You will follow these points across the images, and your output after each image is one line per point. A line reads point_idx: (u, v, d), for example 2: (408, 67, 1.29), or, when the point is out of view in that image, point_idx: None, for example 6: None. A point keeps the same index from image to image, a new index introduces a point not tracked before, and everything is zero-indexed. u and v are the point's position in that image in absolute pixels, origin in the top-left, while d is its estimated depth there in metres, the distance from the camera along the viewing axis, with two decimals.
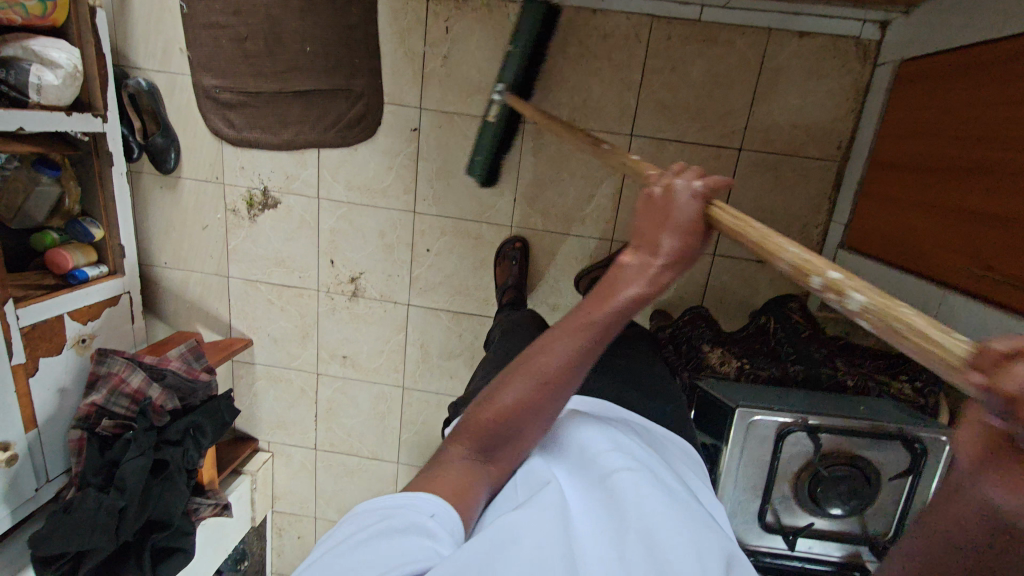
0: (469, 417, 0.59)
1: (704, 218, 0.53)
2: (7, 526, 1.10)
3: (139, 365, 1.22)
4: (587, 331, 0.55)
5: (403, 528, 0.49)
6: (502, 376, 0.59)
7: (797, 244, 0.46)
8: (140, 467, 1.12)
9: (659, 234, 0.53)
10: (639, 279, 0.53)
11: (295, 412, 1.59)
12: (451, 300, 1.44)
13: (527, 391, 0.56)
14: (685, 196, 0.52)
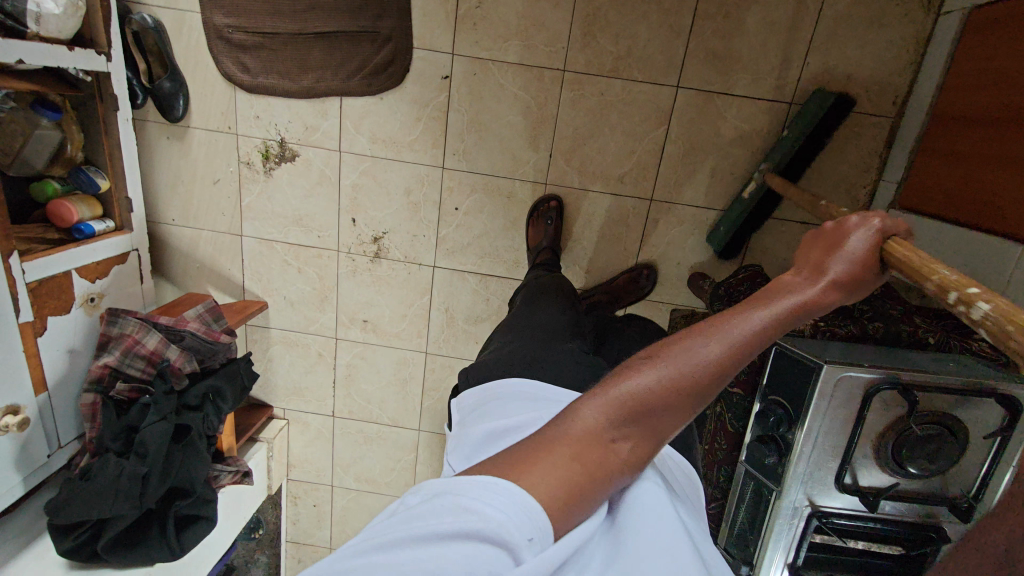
0: (602, 398, 0.53)
1: (879, 255, 0.57)
2: (19, 493, 1.03)
3: (154, 327, 1.14)
4: (748, 327, 0.54)
5: (494, 546, 0.43)
6: (640, 363, 0.55)
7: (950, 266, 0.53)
8: (163, 431, 1.05)
9: (833, 255, 0.57)
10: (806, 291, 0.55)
11: (312, 378, 1.54)
12: (479, 261, 1.38)
13: (675, 376, 0.53)
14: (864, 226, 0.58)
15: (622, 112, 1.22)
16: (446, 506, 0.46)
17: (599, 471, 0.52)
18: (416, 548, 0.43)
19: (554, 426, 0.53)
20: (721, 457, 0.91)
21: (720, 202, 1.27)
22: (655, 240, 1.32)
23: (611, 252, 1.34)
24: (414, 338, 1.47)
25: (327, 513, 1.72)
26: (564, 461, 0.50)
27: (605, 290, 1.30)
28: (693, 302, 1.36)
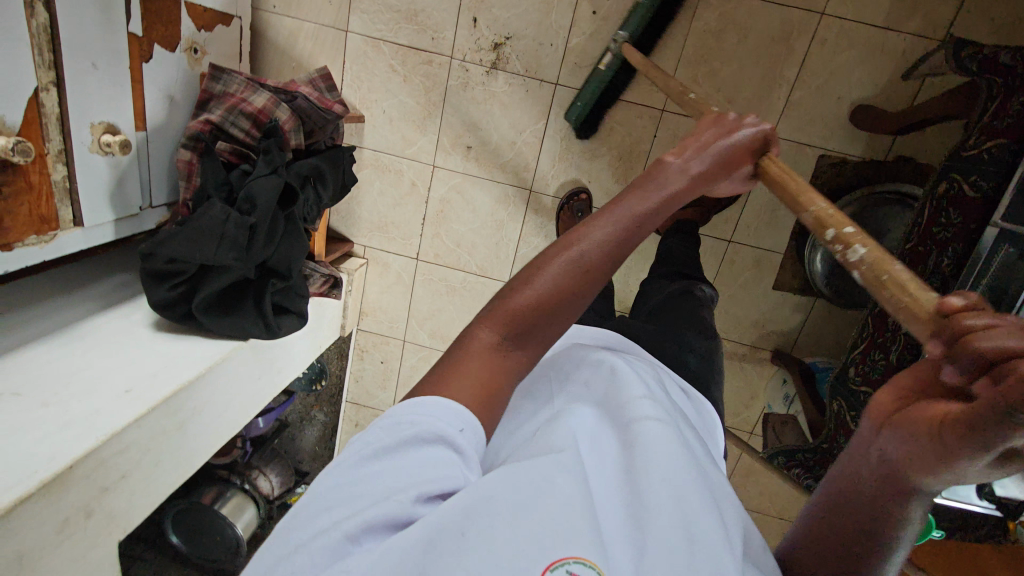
0: (495, 306, 0.50)
1: (757, 151, 0.58)
2: (110, 237, 0.92)
3: (261, 87, 1.01)
4: (634, 216, 0.52)
5: (437, 444, 0.43)
6: (529, 266, 0.52)
7: (826, 201, 0.50)
8: (273, 187, 0.92)
9: (704, 149, 0.55)
10: (678, 176, 0.54)
11: (401, 211, 1.41)
12: (609, 81, 1.23)
13: (561, 279, 0.50)
14: (748, 125, 0.57)
15: None
16: (386, 421, 0.45)
17: (502, 383, 0.48)
18: (361, 467, 0.43)
19: (452, 352, 0.50)
20: (942, 237, 0.77)
21: (903, 22, 1.11)
22: (817, 67, 1.16)
23: (761, 82, 1.19)
24: (520, 171, 1.33)
25: (394, 372, 1.61)
26: (468, 377, 0.47)
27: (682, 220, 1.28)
28: (846, 148, 1.21)
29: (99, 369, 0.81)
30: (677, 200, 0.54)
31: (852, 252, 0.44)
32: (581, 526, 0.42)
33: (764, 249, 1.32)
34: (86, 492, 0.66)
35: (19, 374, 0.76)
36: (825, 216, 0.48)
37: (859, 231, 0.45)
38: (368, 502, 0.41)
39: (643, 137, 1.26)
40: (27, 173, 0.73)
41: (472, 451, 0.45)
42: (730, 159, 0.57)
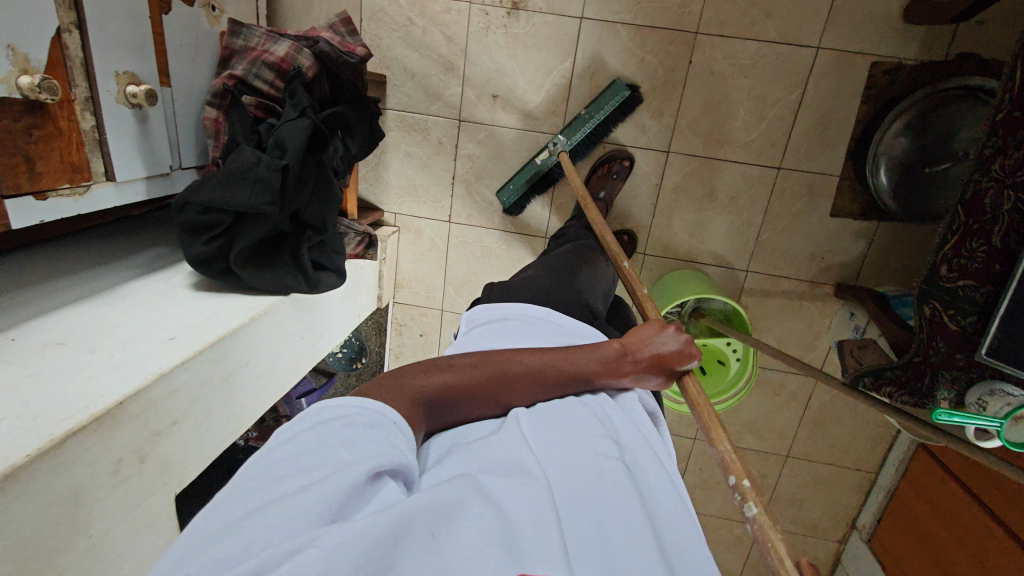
0: (425, 376, 0.61)
1: (680, 358, 0.74)
2: (143, 199, 0.90)
3: (282, 37, 0.98)
4: (565, 367, 0.67)
5: (374, 426, 0.50)
6: (467, 360, 0.64)
7: (731, 443, 0.68)
8: (302, 131, 0.89)
9: (639, 353, 0.72)
10: (607, 361, 0.70)
11: (429, 173, 1.37)
12: (636, 8, 1.17)
13: (481, 385, 0.62)
14: (682, 339, 0.74)
15: None
16: (320, 413, 0.50)
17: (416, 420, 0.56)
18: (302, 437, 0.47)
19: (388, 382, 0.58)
20: None
21: None
22: None
23: None
24: (550, 117, 1.27)
25: (435, 345, 1.56)
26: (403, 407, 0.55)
27: (705, 170, 1.26)
28: (899, 52, 1.13)
29: (143, 321, 0.78)
30: (588, 377, 0.68)
31: (749, 504, 0.61)
32: (548, 539, 0.42)
33: (818, 173, 1.23)
34: (138, 433, 0.63)
35: (64, 328, 0.73)
36: (728, 461, 0.66)
37: (750, 484, 0.63)
38: (321, 473, 0.43)
39: (678, 63, 1.19)
40: (55, 117, 0.71)
41: (405, 440, 0.51)
42: (654, 362, 0.73)
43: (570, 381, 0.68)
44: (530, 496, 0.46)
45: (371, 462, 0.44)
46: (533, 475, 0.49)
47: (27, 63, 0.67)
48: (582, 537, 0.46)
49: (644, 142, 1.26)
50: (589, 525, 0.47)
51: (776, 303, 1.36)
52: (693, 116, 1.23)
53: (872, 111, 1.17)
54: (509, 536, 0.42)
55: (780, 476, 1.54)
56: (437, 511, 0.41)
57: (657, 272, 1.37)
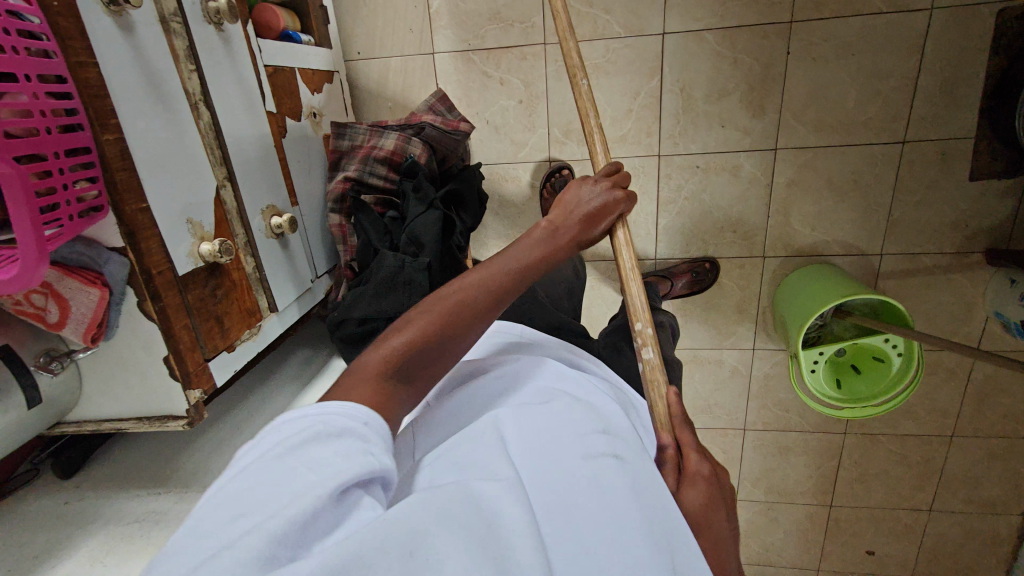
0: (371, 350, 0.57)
1: (605, 210, 0.74)
2: (296, 317, 0.93)
3: (386, 129, 0.99)
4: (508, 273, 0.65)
5: (344, 436, 0.46)
6: (407, 316, 0.60)
7: (641, 290, 0.72)
8: (431, 222, 0.90)
9: (570, 218, 0.72)
10: (543, 239, 0.70)
11: (525, 218, 1.34)
12: (722, 9, 1.10)
13: (431, 327, 0.58)
14: (594, 187, 0.74)
15: None
16: (286, 429, 0.46)
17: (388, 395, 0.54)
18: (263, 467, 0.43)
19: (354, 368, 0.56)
20: None
21: None
22: None
23: None
24: (643, 139, 1.23)
25: None
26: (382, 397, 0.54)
27: (818, 159, 1.19)
28: None
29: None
30: (535, 266, 0.68)
31: (647, 350, 0.70)
32: (530, 548, 0.42)
33: (949, 138, 1.13)
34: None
35: None
36: (636, 308, 0.72)
37: (646, 331, 0.71)
38: (277, 504, 0.40)
39: (774, 56, 1.12)
40: (230, 272, 0.74)
41: (379, 441, 0.48)
42: (590, 220, 0.73)
43: (519, 284, 0.66)
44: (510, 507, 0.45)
45: (336, 480, 0.42)
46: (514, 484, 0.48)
47: (202, 229, 0.69)
48: (564, 534, 0.46)
49: (748, 143, 1.20)
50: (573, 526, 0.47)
51: (918, 281, 1.26)
52: (799, 106, 1.15)
53: (1006, 61, 1.06)
54: (485, 542, 0.41)
55: (947, 457, 1.44)
56: (411, 528, 0.40)
57: (781, 272, 1.31)
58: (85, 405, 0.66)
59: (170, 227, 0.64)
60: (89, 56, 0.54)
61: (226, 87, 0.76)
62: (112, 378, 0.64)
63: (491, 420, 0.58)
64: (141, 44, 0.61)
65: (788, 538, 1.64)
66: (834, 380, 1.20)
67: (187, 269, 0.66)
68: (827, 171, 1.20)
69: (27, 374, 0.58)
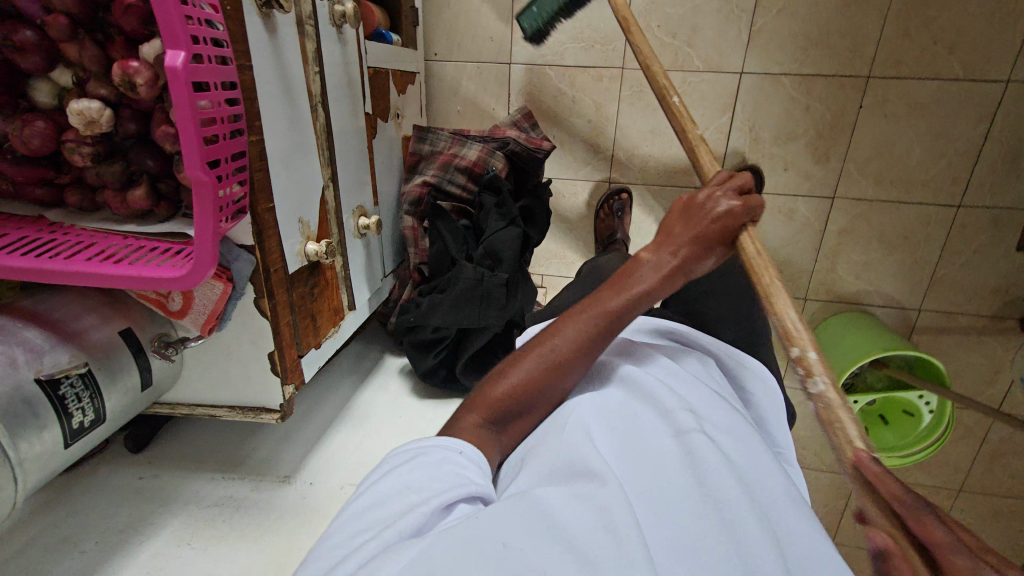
0: (476, 397, 0.58)
1: (730, 232, 0.63)
2: (365, 315, 0.94)
3: (468, 139, 1.01)
4: (609, 312, 0.60)
5: (443, 462, 0.49)
6: (512, 358, 0.60)
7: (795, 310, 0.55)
8: (511, 237, 0.92)
9: (680, 241, 0.63)
10: (655, 271, 0.62)
11: (578, 233, 1.36)
12: (802, 57, 1.13)
13: (537, 372, 0.57)
14: (722, 202, 0.63)
15: None
16: (392, 460, 0.50)
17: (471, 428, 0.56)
18: (376, 491, 0.46)
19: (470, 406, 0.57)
20: None
21: None
22: None
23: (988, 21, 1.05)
24: None
25: None
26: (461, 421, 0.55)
27: (873, 213, 1.22)
28: None
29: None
30: (639, 302, 0.61)
31: (814, 380, 0.51)
32: (624, 547, 0.39)
33: (1002, 207, 1.17)
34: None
35: (345, 468, 0.79)
36: (788, 330, 0.54)
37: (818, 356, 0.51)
38: (390, 518, 0.43)
39: (846, 109, 1.15)
40: (326, 272, 0.76)
41: (477, 467, 0.50)
42: (709, 237, 0.63)
43: (625, 320, 0.61)
44: (598, 504, 0.43)
45: (438, 497, 0.44)
46: (603, 478, 0.45)
47: (309, 229, 0.71)
48: (661, 528, 0.43)
49: (807, 189, 1.23)
50: (670, 518, 0.43)
51: (951, 339, 1.30)
52: (862, 159, 1.18)
53: None
54: (575, 544, 0.39)
55: (952, 509, 1.49)
56: (503, 526, 0.39)
57: (819, 314, 1.34)
58: (183, 388, 0.68)
59: (287, 227, 0.66)
60: (247, 61, 0.55)
61: (337, 88, 0.77)
62: (214, 366, 0.66)
63: (575, 412, 0.55)
64: (282, 48, 0.62)
65: None
66: (862, 427, 1.24)
67: (295, 268, 0.68)
68: (881, 224, 1.23)
69: (144, 356, 0.60)
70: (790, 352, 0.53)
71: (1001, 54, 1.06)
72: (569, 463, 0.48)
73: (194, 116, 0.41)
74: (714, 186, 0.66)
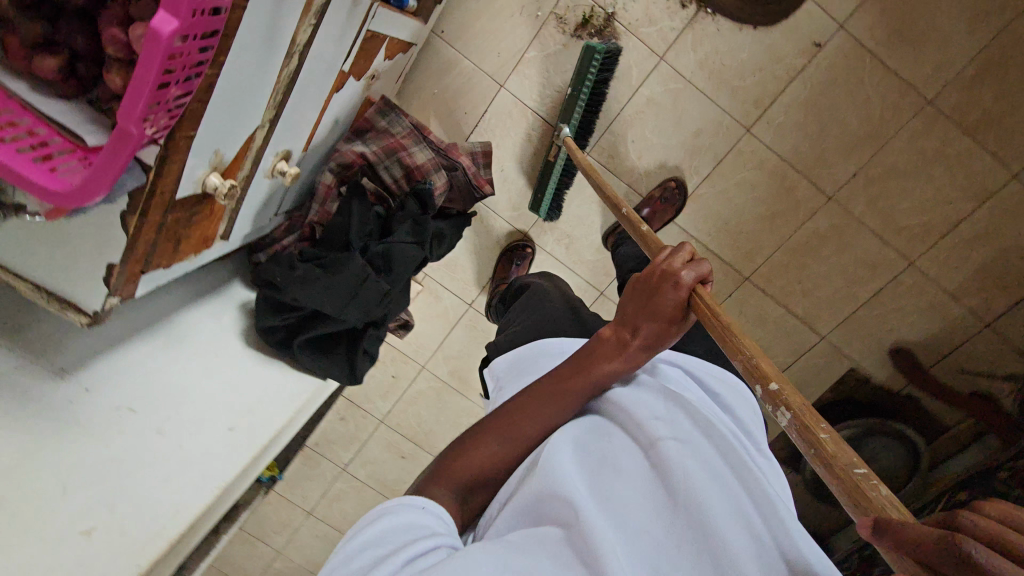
0: (439, 467, 0.54)
1: (685, 301, 0.54)
2: (234, 244, 0.90)
3: (424, 141, 1.01)
4: (569, 396, 0.56)
5: (405, 517, 0.47)
6: (469, 433, 0.56)
7: (751, 349, 0.50)
8: (409, 255, 0.96)
9: (636, 316, 0.55)
10: (616, 352, 0.56)
11: (475, 258, 1.42)
12: (714, 235, 1.30)
13: (502, 451, 0.55)
14: (679, 271, 0.54)
15: (947, 170, 1.16)
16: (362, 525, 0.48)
17: None
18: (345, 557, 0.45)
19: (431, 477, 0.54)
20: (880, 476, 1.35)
21: (967, 295, 1.26)
22: (888, 300, 1.30)
23: (836, 290, 1.31)
24: (599, 274, 1.39)
25: (401, 389, 1.63)
26: None
27: None
28: (875, 370, 1.36)
29: (200, 399, 0.82)
30: (595, 383, 0.56)
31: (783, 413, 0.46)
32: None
33: None
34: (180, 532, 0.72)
35: (133, 386, 0.74)
36: (750, 367, 0.48)
37: (783, 386, 0.46)
38: None
39: (718, 292, 1.35)
40: (215, 203, 0.72)
41: (441, 523, 0.48)
42: (668, 319, 0.54)
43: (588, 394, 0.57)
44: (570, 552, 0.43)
45: (399, 557, 0.43)
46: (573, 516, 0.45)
47: (220, 160, 0.67)
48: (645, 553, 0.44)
49: None
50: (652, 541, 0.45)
51: None
52: None
53: (832, 398, 1.41)
54: None
55: None
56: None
57: None
58: None
59: (199, 155, 0.61)
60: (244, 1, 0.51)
61: (325, 41, 0.73)
62: (37, 241, 0.59)
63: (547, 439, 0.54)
64: None
65: None
66: None
67: (184, 193, 0.63)
68: None
69: None
70: (757, 390, 0.48)
71: (829, 318, 1.34)
72: (541, 502, 0.48)
73: (154, 84, 0.40)
74: (661, 260, 0.57)
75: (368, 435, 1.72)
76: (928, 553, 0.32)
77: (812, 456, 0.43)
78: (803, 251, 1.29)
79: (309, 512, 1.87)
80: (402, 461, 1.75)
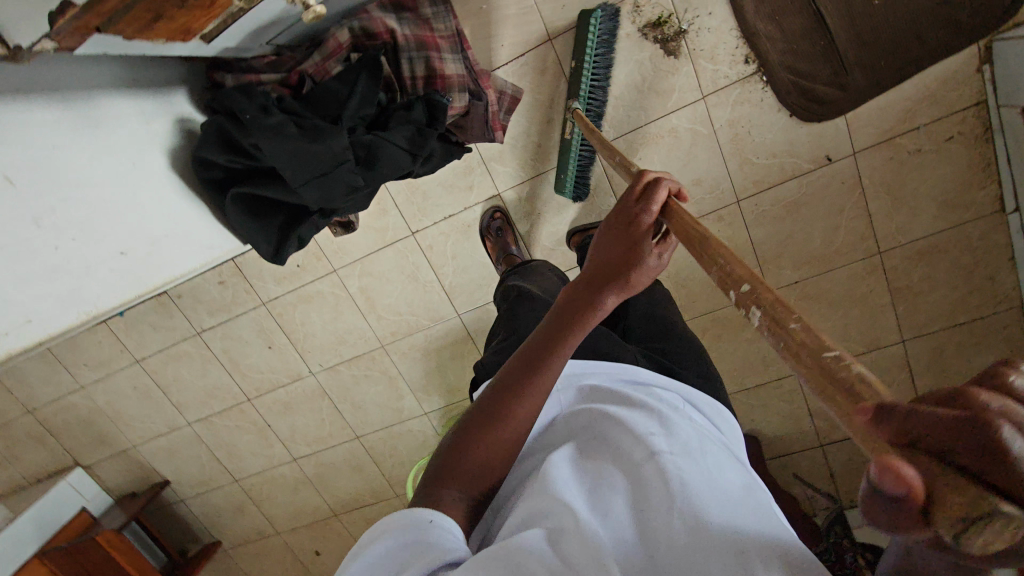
0: (434, 475, 0.55)
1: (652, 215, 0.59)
2: (210, 51, 0.75)
3: (461, 54, 0.92)
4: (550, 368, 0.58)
5: (412, 535, 0.49)
6: (460, 431, 0.58)
7: (731, 254, 0.49)
8: (397, 162, 0.87)
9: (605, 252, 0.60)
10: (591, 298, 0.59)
11: (440, 191, 1.35)
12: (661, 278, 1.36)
13: (491, 446, 0.56)
14: (650, 203, 0.59)
15: (860, 314, 1.31)
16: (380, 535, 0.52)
17: None
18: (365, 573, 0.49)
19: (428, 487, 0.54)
20: None
21: (820, 418, 1.44)
22: (762, 395, 1.45)
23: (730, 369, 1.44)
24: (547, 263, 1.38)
25: (300, 281, 1.51)
26: None
27: None
28: None
29: (99, 203, 0.68)
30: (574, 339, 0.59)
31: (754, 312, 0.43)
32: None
33: None
34: (20, 344, 0.61)
35: (30, 157, 0.59)
36: (728, 270, 0.48)
37: (759, 286, 0.44)
38: None
39: None
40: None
41: (446, 534, 0.49)
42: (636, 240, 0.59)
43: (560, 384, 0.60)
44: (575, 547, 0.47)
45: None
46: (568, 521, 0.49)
47: None
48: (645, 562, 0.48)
49: None
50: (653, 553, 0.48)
51: None
52: None
53: None
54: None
55: None
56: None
57: None
58: None
59: None
60: None
61: None
62: None
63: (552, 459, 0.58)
64: None
65: (289, 504, 1.89)
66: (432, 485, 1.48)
67: None
68: None
69: None
70: (735, 292, 0.46)
71: None
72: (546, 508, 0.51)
73: None
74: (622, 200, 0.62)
75: (243, 310, 1.57)
76: (900, 418, 0.25)
77: (774, 344, 0.40)
78: (722, 325, 1.39)
79: (141, 358, 1.68)
80: (266, 351, 1.63)
